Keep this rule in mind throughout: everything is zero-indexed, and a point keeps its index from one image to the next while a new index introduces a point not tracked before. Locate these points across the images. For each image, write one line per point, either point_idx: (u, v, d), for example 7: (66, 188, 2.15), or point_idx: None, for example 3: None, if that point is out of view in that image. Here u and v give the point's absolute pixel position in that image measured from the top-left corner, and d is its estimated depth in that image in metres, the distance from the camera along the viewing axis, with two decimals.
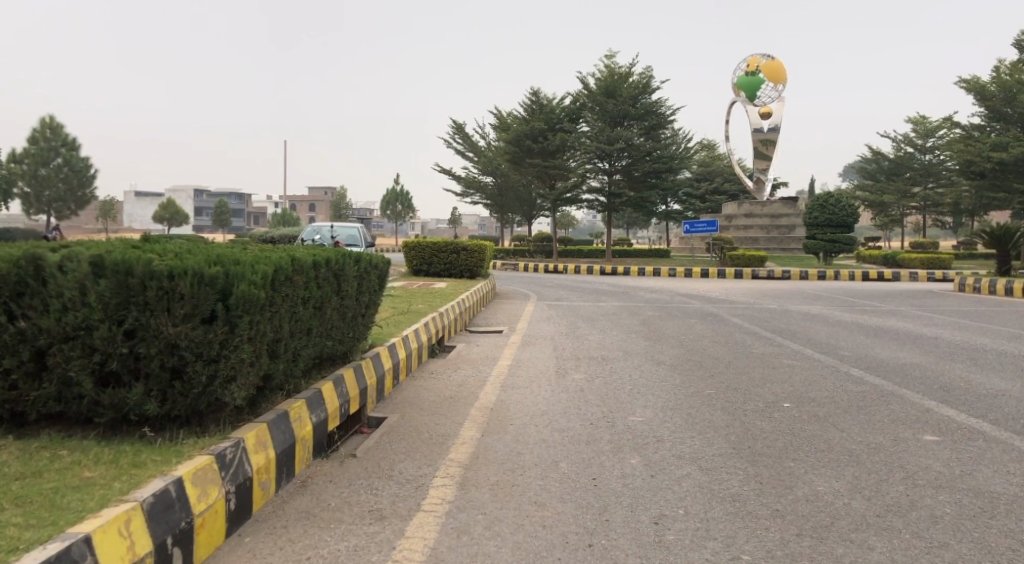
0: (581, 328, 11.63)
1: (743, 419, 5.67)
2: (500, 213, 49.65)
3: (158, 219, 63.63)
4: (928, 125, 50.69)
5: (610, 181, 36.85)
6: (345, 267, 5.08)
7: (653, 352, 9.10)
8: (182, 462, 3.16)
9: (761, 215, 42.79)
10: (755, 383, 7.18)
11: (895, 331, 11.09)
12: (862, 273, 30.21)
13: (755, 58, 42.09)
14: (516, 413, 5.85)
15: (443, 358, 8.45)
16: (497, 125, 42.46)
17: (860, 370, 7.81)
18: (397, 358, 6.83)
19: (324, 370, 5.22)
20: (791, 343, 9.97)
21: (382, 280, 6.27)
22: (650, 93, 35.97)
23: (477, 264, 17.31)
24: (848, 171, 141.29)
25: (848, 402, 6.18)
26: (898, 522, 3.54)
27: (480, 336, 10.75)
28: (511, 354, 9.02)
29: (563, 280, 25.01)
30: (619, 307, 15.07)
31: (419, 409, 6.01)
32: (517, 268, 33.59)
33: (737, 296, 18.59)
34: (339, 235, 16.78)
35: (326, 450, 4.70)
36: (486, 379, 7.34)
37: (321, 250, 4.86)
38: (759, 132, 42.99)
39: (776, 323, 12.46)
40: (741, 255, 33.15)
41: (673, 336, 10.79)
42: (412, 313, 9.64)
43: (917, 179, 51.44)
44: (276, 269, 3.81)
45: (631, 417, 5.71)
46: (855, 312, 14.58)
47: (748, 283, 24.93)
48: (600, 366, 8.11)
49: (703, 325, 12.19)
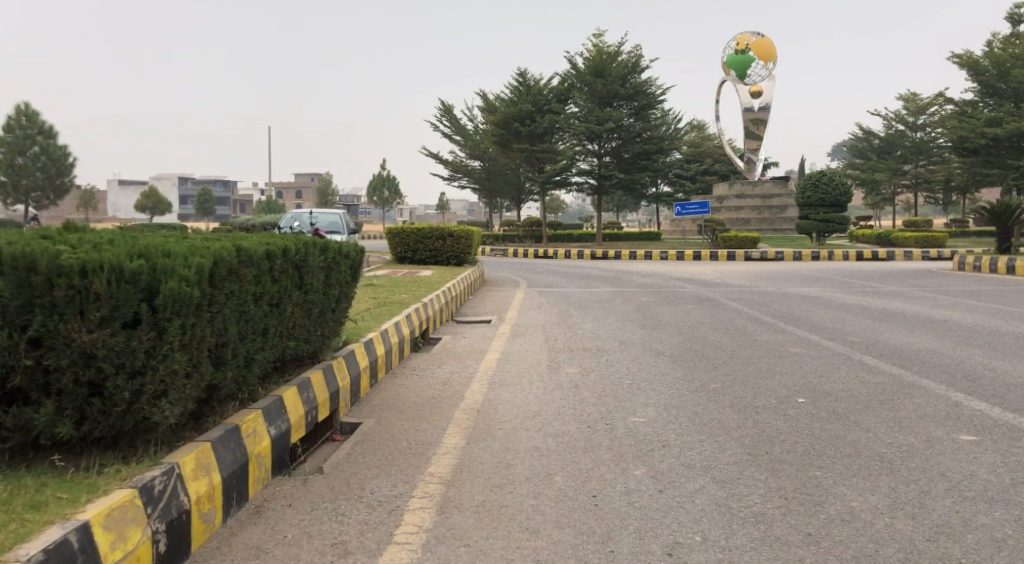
0: (574, 316, 11.07)
1: (756, 418, 5.14)
2: (488, 197, 48.92)
3: (141, 208, 62.45)
4: (919, 103, 50.26)
5: (599, 164, 36.19)
6: (308, 257, 4.49)
7: (651, 341, 8.57)
8: (94, 499, 2.57)
9: (752, 196, 42.37)
10: (763, 375, 6.66)
11: (902, 314, 10.61)
12: (857, 253, 29.85)
13: (744, 36, 41.58)
14: (504, 416, 5.28)
15: (427, 353, 7.87)
16: (484, 107, 41.69)
17: (872, 358, 7.31)
18: (376, 355, 6.25)
19: (289, 373, 4.65)
20: (796, 329, 9.46)
21: (355, 270, 5.69)
22: (640, 72, 35.34)
23: (464, 251, 16.71)
24: (838, 152, 141.57)
25: (867, 396, 5.67)
26: (953, 548, 3.02)
27: (467, 326, 10.18)
28: (500, 346, 8.43)
29: (553, 265, 24.45)
30: (612, 293, 14.52)
31: (398, 412, 5.43)
32: (507, 253, 32.98)
33: (733, 280, 18.11)
34: (320, 222, 16.15)
35: (288, 467, 4.14)
36: (472, 375, 6.77)
37: (278, 237, 4.26)
38: (750, 111, 42.36)
39: (777, 307, 11.95)
40: (734, 237, 32.64)
41: (670, 323, 10.26)
42: (393, 304, 9.03)
43: (909, 157, 51.13)
44: (216, 262, 3.20)
45: (632, 418, 5.18)
46: (855, 293, 14.11)
47: (741, 265, 24.46)
48: (596, 358, 7.57)
49: (701, 310, 11.66)
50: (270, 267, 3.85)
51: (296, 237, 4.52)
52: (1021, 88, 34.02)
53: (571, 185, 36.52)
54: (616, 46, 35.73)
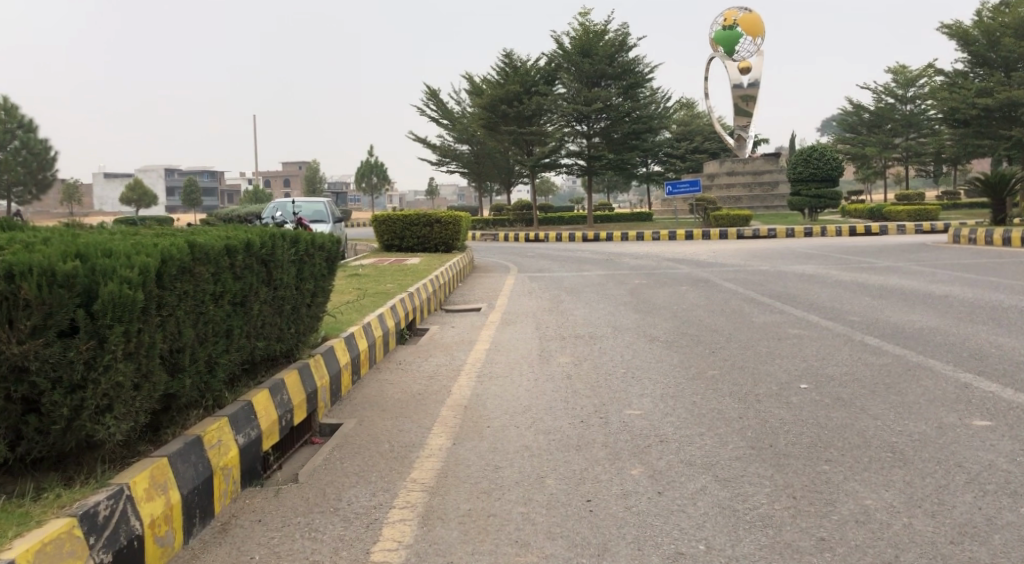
0: (565, 302, 10.78)
1: (758, 408, 4.89)
2: (477, 181, 48.47)
3: (126, 200, 61.66)
4: (908, 75, 49.97)
5: (589, 145, 35.82)
6: (276, 251, 4.18)
7: (645, 326, 8.31)
8: (24, 534, 2.28)
9: (742, 173, 42.12)
10: (763, 359, 6.40)
11: (900, 291, 10.39)
12: (849, 227, 29.68)
13: (732, 12, 41.03)
14: (493, 412, 4.99)
15: (414, 345, 7.59)
16: (470, 90, 41.16)
17: (874, 338, 7.08)
18: (358, 351, 5.95)
19: (261, 374, 4.36)
20: (794, 309, 9.21)
21: (332, 261, 5.37)
22: (627, 51, 34.90)
23: (453, 237, 16.39)
24: (826, 127, 141.52)
25: (872, 380, 5.43)
26: (979, 552, 2.77)
27: (456, 315, 9.89)
28: (490, 336, 8.13)
29: (544, 248, 24.16)
30: (604, 276, 14.26)
31: (381, 412, 5.15)
32: (497, 238, 32.65)
33: (726, 259, 17.88)
34: (304, 211, 15.79)
35: (260, 477, 3.85)
36: (460, 368, 6.47)
37: (240, 231, 3.93)
38: (739, 88, 41.97)
39: (773, 287, 11.70)
40: (726, 215, 32.39)
41: (664, 307, 10.00)
42: (378, 295, 8.71)
43: (898, 130, 50.92)
44: (164, 260, 2.88)
45: (628, 410, 4.92)
46: (851, 270, 13.90)
47: (734, 243, 24.24)
48: (587, 346, 7.29)
49: (695, 292, 11.40)
50: (231, 263, 3.53)
51: (261, 229, 4.19)
52: (1011, 58, 33.78)
53: (560, 167, 36.19)
54: (603, 24, 35.21)
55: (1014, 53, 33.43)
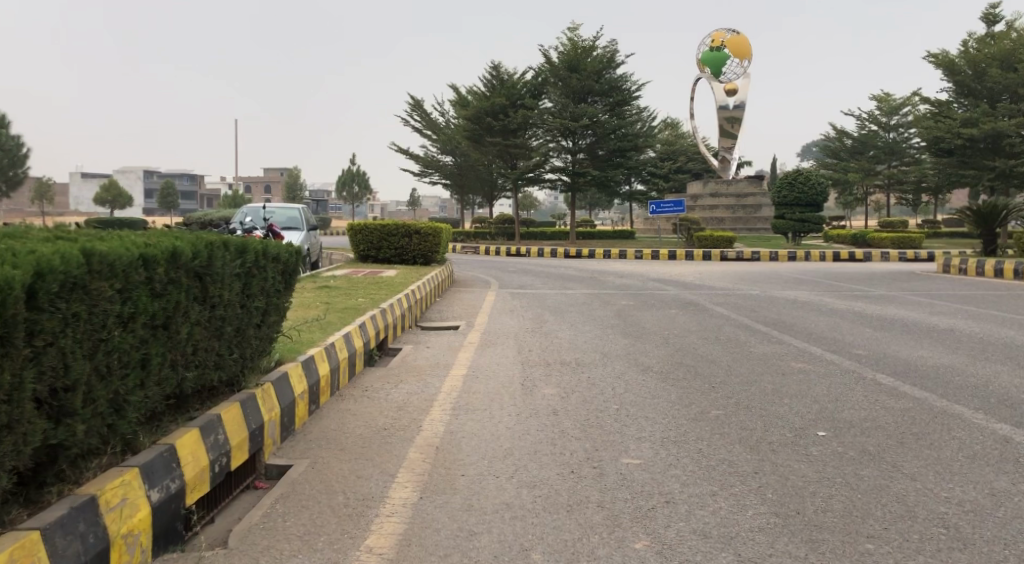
0: (549, 323, 10.12)
1: (774, 461, 4.27)
2: (460, 194, 47.76)
3: (100, 201, 60.00)
4: (892, 103, 50.38)
5: (573, 161, 35.26)
6: (215, 261, 3.44)
7: (636, 354, 7.68)
8: None
9: (727, 195, 41.94)
10: (770, 398, 5.81)
11: (902, 323, 9.90)
12: (834, 253, 29.44)
13: (720, 33, 41.00)
14: (470, 456, 4.31)
15: (383, 368, 6.86)
16: (456, 101, 40.58)
17: (887, 376, 6.52)
18: (317, 377, 5.21)
19: (194, 411, 3.62)
20: (794, 340, 8.65)
21: (288, 272, 4.61)
22: (615, 67, 34.61)
23: (431, 249, 15.67)
24: (808, 152, 143.36)
25: (898, 428, 4.82)
26: None
27: (432, 334, 9.18)
28: (468, 359, 7.43)
29: (526, 264, 23.58)
30: (590, 295, 13.63)
31: (338, 451, 4.42)
32: (479, 251, 31.96)
33: (714, 281, 17.37)
34: (276, 217, 14.99)
35: (180, 541, 3.09)
36: (434, 397, 5.77)
37: (170, 239, 3.19)
38: (725, 109, 41.89)
39: (767, 313, 11.16)
40: (709, 236, 32.02)
41: (654, 331, 9.39)
42: (347, 310, 7.97)
43: (882, 157, 51.23)
44: (34, 274, 2.13)
45: (624, 459, 4.27)
46: (845, 297, 13.44)
47: (720, 265, 23.84)
48: (574, 374, 6.64)
49: (686, 316, 10.82)
50: (147, 277, 2.79)
51: (197, 236, 3.44)
52: (997, 88, 34.00)
53: (543, 182, 35.66)
54: (591, 40, 34.87)
55: (1000, 84, 33.65)
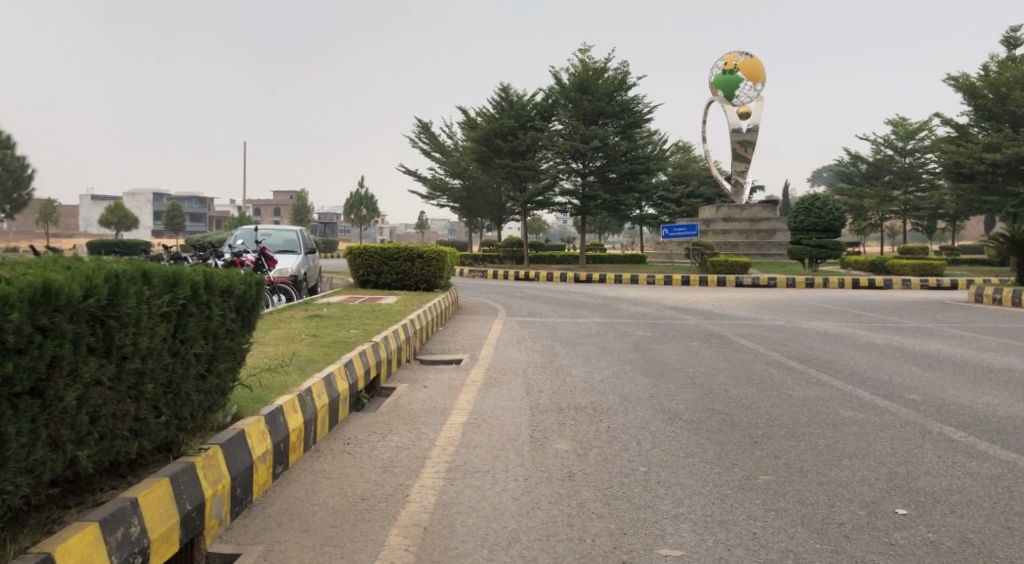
0: (560, 357, 9.23)
1: (852, 554, 3.35)
2: (468, 217, 47.07)
3: (106, 223, 59.54)
4: (908, 128, 49.54)
5: (583, 183, 34.52)
6: (128, 293, 2.55)
7: (660, 398, 6.78)
8: None
9: (740, 220, 41.08)
10: (826, 461, 4.90)
11: (951, 361, 8.97)
12: (853, 279, 28.49)
13: (733, 56, 40.50)
14: (465, 542, 3.43)
15: (373, 415, 5.97)
16: (464, 123, 39.99)
17: (958, 430, 5.57)
18: (284, 434, 4.31)
19: (103, 498, 2.72)
20: (836, 382, 7.73)
21: (240, 307, 3.71)
22: (627, 89, 33.97)
23: (435, 274, 14.87)
24: (818, 177, 143.04)
25: (996, 507, 3.88)
26: None
27: (432, 370, 8.31)
28: (470, 402, 6.52)
29: (535, 289, 22.70)
30: (604, 325, 12.75)
31: (301, 534, 3.50)
32: (488, 276, 31.11)
33: (734, 309, 16.44)
34: (274, 241, 14.20)
35: None
36: (427, 454, 4.87)
37: (49, 269, 2.29)
38: (738, 133, 41.26)
39: (798, 348, 10.24)
40: (724, 262, 31.14)
41: (678, 368, 8.50)
42: (334, 344, 7.09)
43: (897, 182, 50.42)
44: None
45: (661, 550, 3.36)
46: (878, 330, 12.54)
47: (738, 292, 22.90)
48: (591, 423, 5.77)
49: (711, 350, 9.90)
50: None
51: (98, 266, 2.54)
52: (1018, 112, 33.21)
53: (553, 205, 35.06)
54: (603, 61, 34.33)
55: (1022, 108, 32.82)
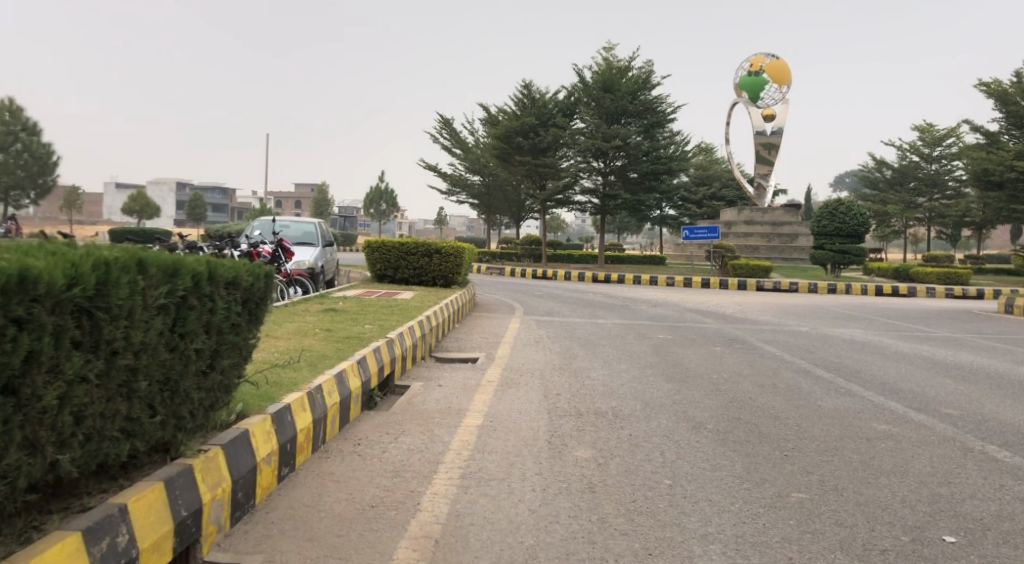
0: (579, 358, 8.98)
1: None
2: (487, 214, 46.87)
3: (128, 211, 59.91)
4: (936, 134, 48.61)
5: (604, 182, 34.18)
6: (121, 281, 2.34)
7: (685, 404, 6.51)
8: None
9: (762, 223, 40.57)
10: (863, 478, 4.60)
11: (984, 374, 8.63)
12: (877, 286, 27.93)
13: (759, 58, 39.92)
14: (478, 559, 3.19)
15: (385, 414, 5.75)
16: (485, 119, 39.75)
17: (1001, 450, 5.26)
18: (291, 434, 4.10)
19: (88, 504, 2.52)
20: (867, 393, 7.41)
21: (246, 301, 3.50)
22: (651, 88, 33.58)
23: (453, 270, 14.66)
24: (840, 182, 141.45)
25: None
26: None
27: (448, 368, 8.09)
28: (485, 404, 6.29)
29: (553, 288, 22.44)
30: (624, 327, 12.45)
31: (304, 543, 3.28)
32: (505, 274, 30.88)
33: (755, 314, 16.10)
34: (292, 233, 14.06)
35: None
36: (440, 458, 4.64)
37: (30, 255, 2.09)
38: (762, 135, 40.74)
39: (825, 356, 9.90)
40: (745, 265, 30.70)
41: (701, 374, 8.22)
42: (348, 339, 6.89)
43: (923, 189, 49.55)
44: None
45: None
46: (906, 339, 12.16)
47: (759, 296, 22.49)
48: (612, 430, 5.52)
49: (734, 356, 9.59)
50: None
51: (88, 252, 2.33)
52: None
53: (573, 204, 34.75)
54: (627, 60, 33.96)
55: None
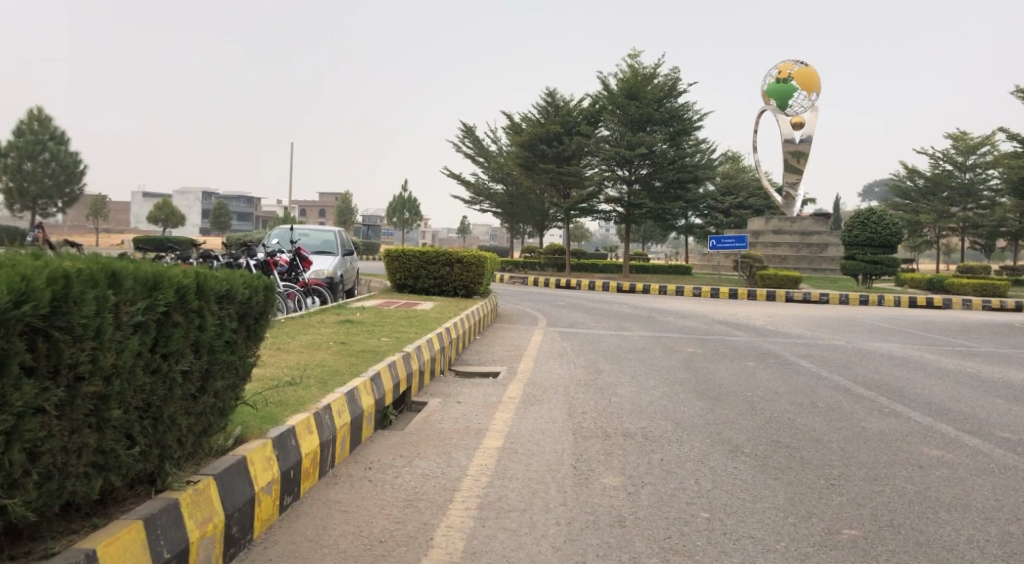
0: (604, 373, 8.60)
1: None
2: (510, 223, 46.61)
3: (154, 220, 60.45)
4: (969, 142, 47.48)
5: (629, 191, 33.74)
6: (85, 294, 2.04)
7: (719, 426, 6.10)
8: None
9: (790, 232, 39.81)
10: (921, 512, 4.16)
11: None
12: (911, 298, 27.11)
13: (787, 65, 39.25)
14: None
15: (400, 434, 5.43)
16: (508, 127, 39.49)
17: None
18: (295, 460, 3.79)
19: (53, 549, 2.22)
20: (914, 413, 6.93)
21: (244, 317, 3.21)
22: (677, 96, 33.13)
23: (474, 280, 14.34)
24: (869, 192, 139.18)
25: None
26: None
27: (468, 383, 7.75)
28: (507, 423, 5.94)
29: (577, 298, 22.00)
30: (651, 339, 12.02)
31: None
32: (528, 284, 30.50)
33: (787, 326, 15.56)
34: (312, 241, 13.85)
35: None
36: (456, 485, 4.29)
37: None
38: (790, 144, 40.03)
39: (863, 372, 9.41)
40: (773, 275, 30.04)
41: (734, 391, 7.80)
42: (363, 353, 6.58)
43: (956, 199, 48.37)
44: None
45: None
46: (949, 354, 11.58)
47: (790, 308, 21.85)
48: (642, 454, 5.14)
49: (768, 372, 9.14)
50: None
51: (45, 262, 2.03)
52: None
53: (597, 213, 34.32)
54: (652, 67, 33.53)
55: None
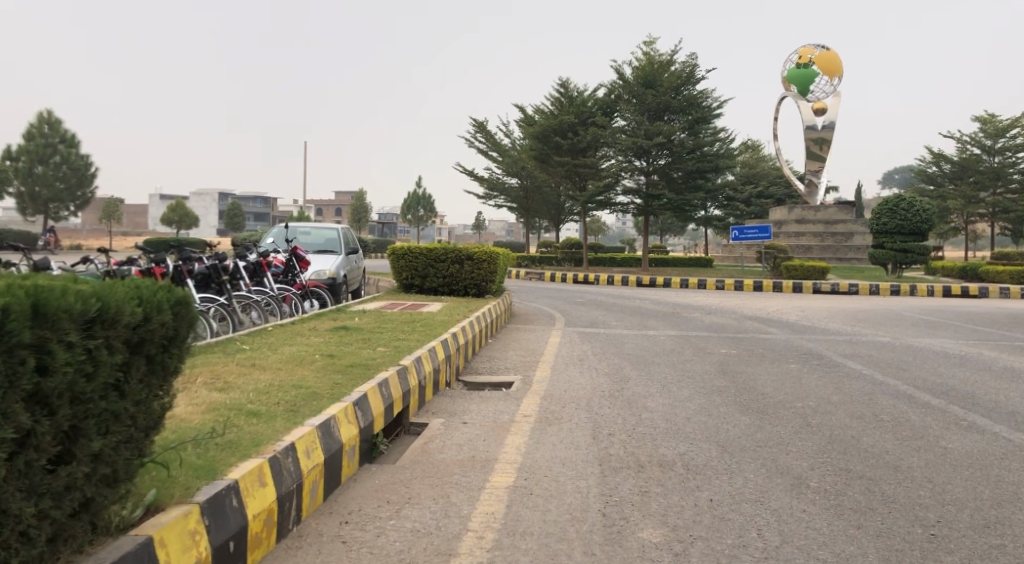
0: (632, 381, 7.61)
1: None
2: (526, 217, 45.62)
3: (167, 221, 59.98)
4: (998, 124, 45.67)
5: (647, 182, 32.66)
6: None
7: (772, 451, 5.07)
8: None
9: (814, 221, 38.48)
10: None
11: None
12: (944, 287, 25.79)
13: (808, 49, 37.74)
14: None
15: (389, 468, 4.49)
16: (521, 119, 38.49)
17: None
18: (237, 526, 2.86)
19: None
20: (999, 428, 5.86)
21: (140, 346, 2.30)
22: (695, 83, 31.84)
23: (485, 278, 13.42)
24: (887, 180, 136.36)
25: None
26: None
27: (475, 398, 6.80)
28: (519, 451, 4.97)
29: (597, 294, 20.95)
30: (678, 339, 10.99)
31: None
32: (544, 279, 29.53)
33: (821, 321, 14.45)
34: (312, 240, 12.96)
35: None
36: (452, 550, 3.31)
37: None
38: (812, 130, 38.65)
39: (922, 374, 8.35)
40: (799, 266, 28.80)
41: (780, 401, 6.80)
42: (353, 368, 5.66)
43: (985, 183, 46.58)
44: None
45: None
46: (1008, 351, 10.44)
47: (821, 300, 20.61)
48: (686, 494, 4.16)
49: (816, 376, 8.10)
50: None
51: None
52: None
53: (614, 205, 33.32)
54: (669, 54, 32.34)
55: None
